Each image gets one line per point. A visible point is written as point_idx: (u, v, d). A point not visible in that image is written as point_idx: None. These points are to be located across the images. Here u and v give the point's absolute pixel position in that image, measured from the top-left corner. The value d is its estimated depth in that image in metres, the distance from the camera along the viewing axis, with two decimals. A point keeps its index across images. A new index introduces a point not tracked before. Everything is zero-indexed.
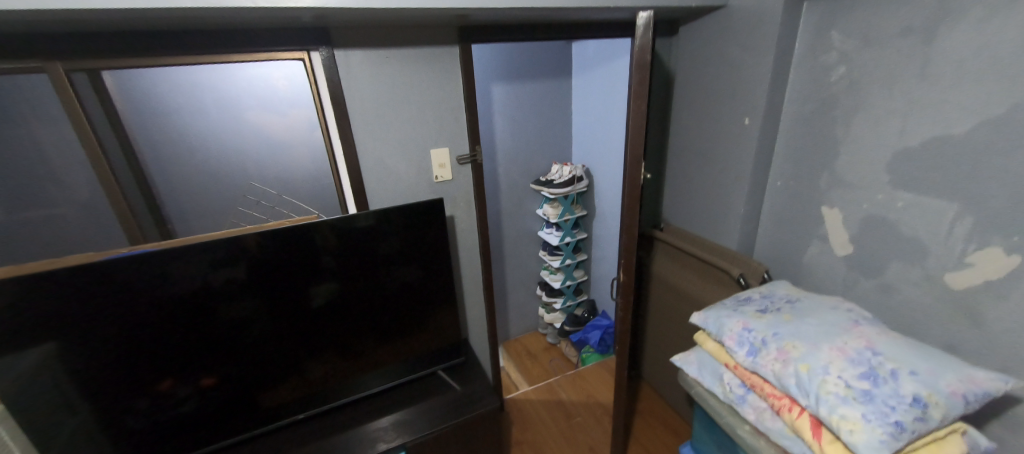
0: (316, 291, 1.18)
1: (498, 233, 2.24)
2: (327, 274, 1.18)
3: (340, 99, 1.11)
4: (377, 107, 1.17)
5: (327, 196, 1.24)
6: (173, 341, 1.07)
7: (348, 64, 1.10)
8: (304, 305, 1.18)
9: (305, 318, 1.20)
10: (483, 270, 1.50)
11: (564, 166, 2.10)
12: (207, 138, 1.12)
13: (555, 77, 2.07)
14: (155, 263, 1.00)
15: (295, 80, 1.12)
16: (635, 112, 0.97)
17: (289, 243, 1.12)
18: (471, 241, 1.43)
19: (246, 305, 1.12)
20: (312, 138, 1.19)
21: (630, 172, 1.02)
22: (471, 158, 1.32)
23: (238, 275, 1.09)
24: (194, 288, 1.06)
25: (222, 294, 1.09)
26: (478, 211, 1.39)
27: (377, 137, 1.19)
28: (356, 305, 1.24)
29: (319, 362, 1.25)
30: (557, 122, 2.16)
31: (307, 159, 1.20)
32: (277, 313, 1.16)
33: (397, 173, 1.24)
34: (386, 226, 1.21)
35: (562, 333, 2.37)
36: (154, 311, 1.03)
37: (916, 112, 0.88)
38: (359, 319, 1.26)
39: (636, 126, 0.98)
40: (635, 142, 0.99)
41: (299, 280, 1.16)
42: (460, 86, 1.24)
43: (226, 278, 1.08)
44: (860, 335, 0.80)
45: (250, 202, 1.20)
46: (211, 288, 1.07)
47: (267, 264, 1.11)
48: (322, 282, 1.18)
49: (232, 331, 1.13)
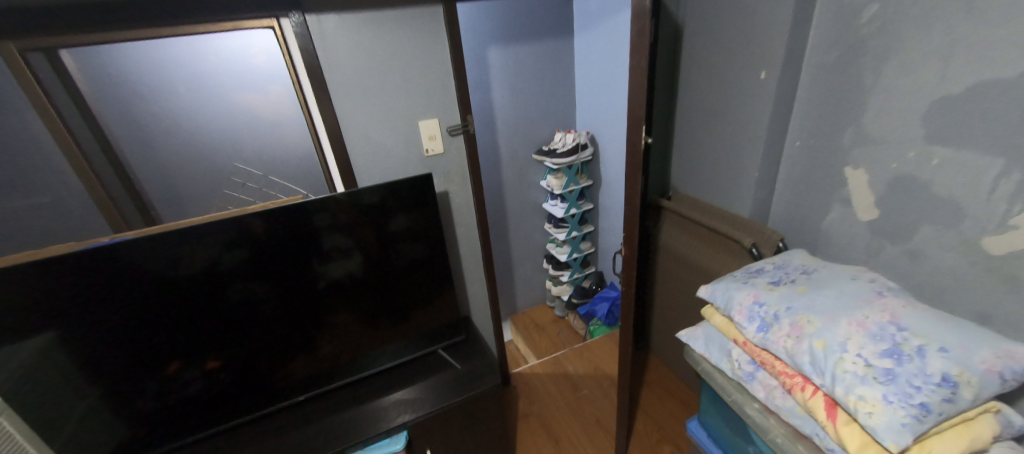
0: (323, 271, 1.16)
1: (500, 207, 2.18)
2: (334, 253, 1.15)
3: (317, 69, 1.03)
4: (357, 76, 1.08)
5: (313, 175, 1.20)
6: (178, 325, 1.07)
7: (320, 29, 1.01)
8: (311, 285, 1.16)
9: (313, 298, 1.18)
10: (482, 246, 1.44)
11: (567, 134, 2.00)
12: (182, 123, 1.08)
13: (554, 37, 1.92)
14: (149, 249, 0.98)
15: (266, 56, 1.08)
16: (633, 70, 0.87)
17: (282, 225, 1.08)
18: (468, 216, 1.37)
19: (252, 286, 1.11)
20: (291, 116, 1.15)
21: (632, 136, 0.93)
22: (462, 129, 1.23)
23: (241, 256, 1.07)
24: (199, 270, 1.04)
25: (227, 275, 1.07)
26: (473, 185, 1.32)
27: (360, 108, 1.12)
28: (363, 283, 1.22)
29: (329, 341, 1.25)
30: (558, 86, 2.03)
31: (289, 141, 1.17)
32: (286, 294, 1.15)
33: (385, 148, 1.18)
34: (389, 202, 1.17)
35: (569, 305, 2.35)
36: (160, 294, 1.03)
37: (959, 55, 0.77)
38: (367, 297, 1.24)
39: (636, 86, 0.88)
40: (636, 105, 0.90)
41: (305, 261, 1.13)
42: (446, 50, 1.14)
43: (231, 259, 1.06)
44: (884, 308, 0.73)
45: (236, 184, 1.16)
46: (215, 270, 1.06)
47: (261, 248, 1.08)
48: (329, 261, 1.16)
49: (239, 313, 1.12)
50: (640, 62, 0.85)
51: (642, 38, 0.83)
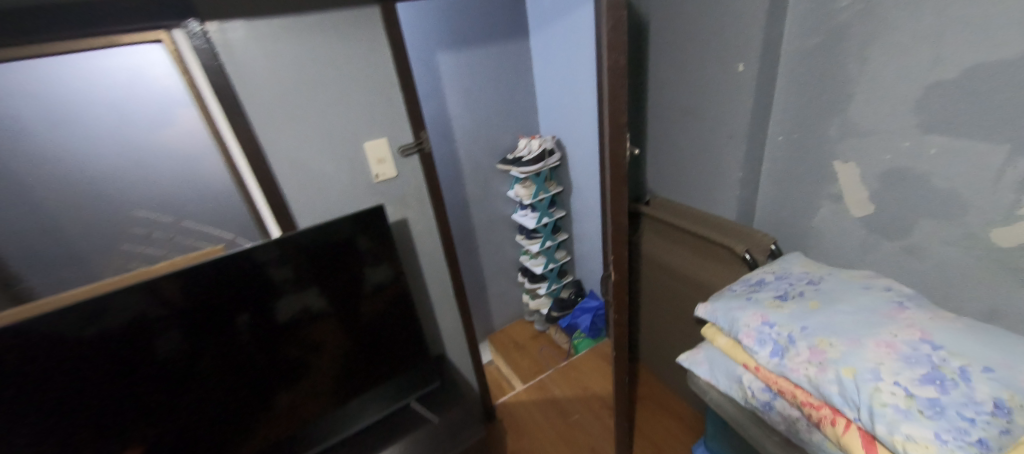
0: (276, 311, 0.96)
1: (467, 222, 2.03)
2: (287, 288, 0.96)
3: (226, 91, 0.82)
4: (281, 95, 0.89)
5: (239, 215, 0.98)
6: (76, 420, 0.82)
7: (226, 41, 0.81)
8: (263, 330, 0.95)
9: (267, 346, 0.97)
10: (452, 276, 1.26)
11: (532, 140, 1.88)
12: (40, 170, 0.81)
13: (509, 38, 1.80)
14: (25, 331, 0.74)
15: (156, 72, 0.84)
16: (609, 70, 0.75)
17: (213, 283, 0.87)
18: (432, 245, 1.19)
19: (184, 343, 0.87)
20: (201, 147, 0.91)
21: (613, 146, 0.81)
22: (416, 147, 1.06)
23: (164, 309, 0.84)
24: (106, 335, 0.80)
25: (146, 336, 0.83)
26: (435, 210, 1.14)
27: (288, 134, 0.92)
28: (327, 318, 1.03)
29: (293, 393, 1.04)
30: (518, 90, 1.91)
31: (202, 178, 0.93)
32: (231, 347, 0.92)
33: (324, 178, 0.98)
34: (348, 224, 0.98)
35: (549, 319, 2.23)
36: (50, 374, 0.77)
37: (953, 37, 0.70)
38: (334, 334, 1.05)
39: (614, 87, 0.76)
40: (616, 109, 0.78)
41: (252, 302, 0.92)
42: (388, 56, 0.97)
43: (152, 313, 0.83)
44: (910, 323, 0.65)
45: (139, 236, 0.93)
46: (129, 332, 0.82)
47: (187, 312, 0.86)
48: (282, 299, 0.96)
49: (162, 395, 0.88)
50: (617, 60, 0.74)
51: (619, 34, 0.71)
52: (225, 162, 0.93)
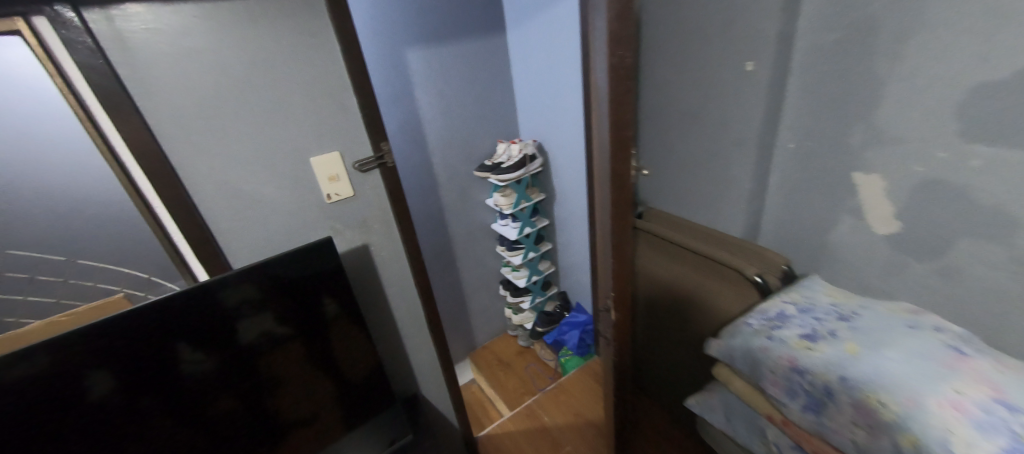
0: (234, 341, 0.76)
1: (444, 235, 1.87)
2: (244, 311, 0.76)
3: (117, 97, 0.63)
4: (198, 101, 0.69)
5: (152, 256, 0.77)
6: None
7: (122, 36, 0.61)
8: (220, 366, 0.75)
9: (226, 387, 0.77)
10: (424, 307, 1.09)
11: (512, 145, 1.73)
12: None
13: (485, 33, 1.64)
14: None
15: (25, 71, 0.60)
16: (610, 71, 0.61)
17: (142, 334, 0.67)
18: (400, 273, 1.03)
19: (112, 393, 0.67)
20: (90, 171, 0.67)
21: (615, 162, 0.68)
22: (376, 162, 0.89)
23: (81, 349, 0.63)
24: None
25: (59, 388, 0.63)
26: (402, 234, 0.98)
27: (212, 150, 0.72)
28: (299, 346, 0.84)
29: (266, 440, 0.85)
30: (496, 90, 1.75)
31: (93, 205, 0.70)
32: (177, 391, 0.72)
33: (261, 202, 0.80)
34: (315, 255, 0.81)
35: (535, 334, 2.09)
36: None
37: (1006, 30, 0.60)
38: (309, 364, 0.87)
39: (620, 92, 0.63)
40: (622, 118, 0.64)
41: (200, 332, 0.72)
42: (338, 53, 0.79)
43: (64, 356, 0.63)
44: (976, 376, 0.54)
45: (15, 282, 0.69)
46: (34, 384, 0.61)
47: (106, 373, 0.66)
48: (240, 324, 0.76)
49: None
50: (624, 57, 0.60)
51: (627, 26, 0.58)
52: (125, 187, 0.69)
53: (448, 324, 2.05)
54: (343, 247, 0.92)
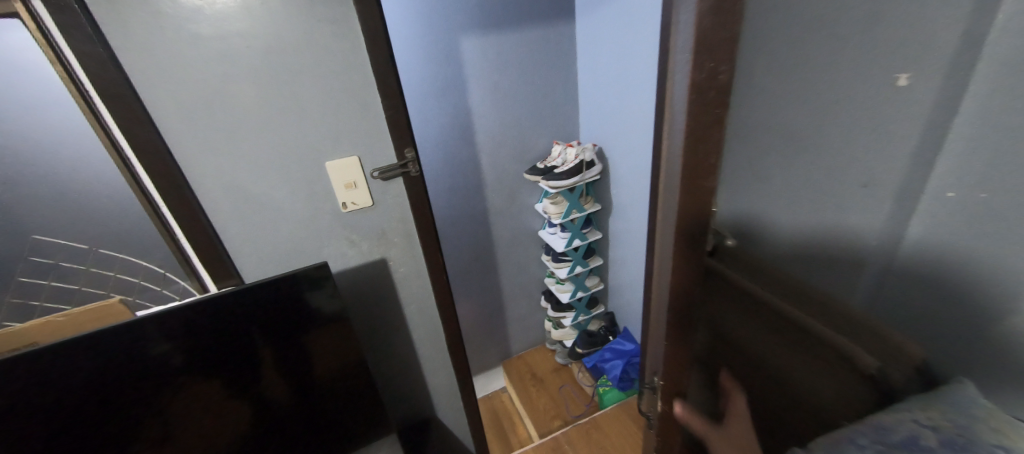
0: (293, 328, 0.73)
1: (486, 238, 1.75)
2: (308, 298, 0.72)
3: (119, 92, 0.58)
4: (204, 97, 0.62)
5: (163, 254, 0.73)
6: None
7: (124, 28, 0.56)
8: (277, 351, 0.72)
9: (284, 377, 0.75)
10: (446, 329, 0.99)
11: (568, 148, 1.55)
12: None
13: (550, 21, 1.46)
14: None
15: None
16: (690, 86, 0.42)
17: (210, 311, 0.65)
18: (421, 291, 0.93)
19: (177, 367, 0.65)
20: (91, 160, 0.64)
21: (688, 215, 0.48)
22: (400, 170, 0.78)
23: (161, 324, 0.63)
24: (87, 358, 0.60)
25: (135, 356, 0.62)
26: (424, 250, 0.88)
27: (221, 149, 0.66)
28: (350, 343, 0.79)
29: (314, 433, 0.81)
30: (557, 85, 1.58)
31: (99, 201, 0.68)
32: (241, 375, 0.70)
33: (272, 208, 0.73)
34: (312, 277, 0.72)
35: (574, 354, 1.92)
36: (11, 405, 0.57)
37: None
38: (358, 362, 0.81)
39: (705, 120, 0.43)
40: (701, 153, 0.45)
41: (270, 318, 0.70)
42: (362, 45, 0.69)
43: (142, 331, 0.62)
44: None
45: (40, 266, 0.70)
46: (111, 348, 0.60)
47: (175, 344, 0.64)
48: (301, 309, 0.72)
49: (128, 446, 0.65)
50: (715, 69, 0.41)
51: (731, 23, 0.40)
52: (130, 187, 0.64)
53: (483, 329, 1.96)
54: (358, 259, 0.84)
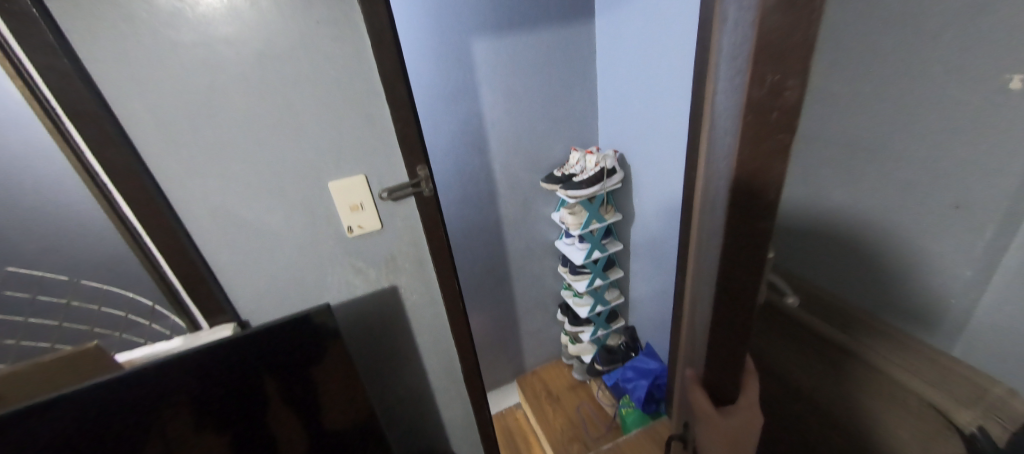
0: (286, 380, 0.63)
1: (500, 250, 1.66)
2: (304, 349, 0.63)
3: (87, 109, 0.50)
4: (186, 112, 0.55)
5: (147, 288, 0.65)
6: None
7: (90, 34, 0.48)
8: (269, 403, 0.63)
9: (298, 426, 0.67)
10: (462, 359, 0.90)
11: (588, 155, 1.45)
12: None
13: (569, 20, 1.37)
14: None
15: None
16: (746, 104, 0.33)
17: (191, 365, 0.56)
18: (434, 320, 0.84)
19: (155, 425, 0.57)
20: (59, 184, 0.56)
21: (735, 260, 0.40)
22: (411, 190, 0.70)
23: (160, 373, 0.55)
24: (69, 419, 0.52)
25: (106, 415, 0.54)
26: (438, 276, 0.79)
27: (207, 170, 0.58)
28: (353, 393, 0.70)
29: None
30: (575, 89, 1.48)
31: (61, 231, 0.59)
32: (227, 431, 0.61)
33: (268, 234, 0.65)
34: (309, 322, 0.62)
35: (592, 370, 1.82)
36: None
37: None
38: (360, 415, 0.72)
39: (765, 149, 0.34)
40: (756, 185, 0.36)
41: (279, 363, 0.62)
42: (368, 51, 0.60)
43: (118, 390, 0.53)
44: None
45: (12, 302, 0.60)
46: (82, 406, 0.52)
47: (154, 401, 0.56)
48: (297, 358, 0.63)
49: None
50: (782, 83, 0.31)
51: (810, 25, 0.30)
52: (107, 215, 0.56)
53: (497, 344, 1.87)
54: (364, 287, 0.75)
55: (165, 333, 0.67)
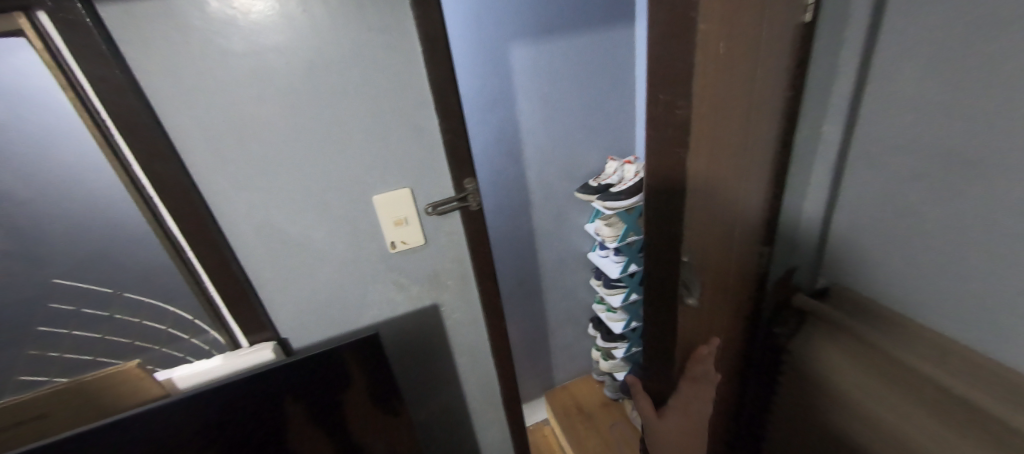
0: (330, 405, 0.62)
1: (532, 262, 1.61)
2: (349, 376, 0.61)
3: (137, 122, 0.48)
4: (236, 125, 0.53)
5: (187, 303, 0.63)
6: None
7: (143, 43, 0.47)
8: (313, 428, 0.62)
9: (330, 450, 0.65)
10: (503, 381, 0.86)
11: (626, 164, 1.39)
12: None
13: (609, 25, 1.32)
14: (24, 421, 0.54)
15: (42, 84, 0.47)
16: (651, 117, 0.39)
17: (240, 391, 0.55)
18: (475, 339, 0.80)
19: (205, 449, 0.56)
20: (105, 197, 0.54)
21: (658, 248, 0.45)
22: (457, 204, 0.66)
23: (211, 398, 0.54)
24: (129, 446, 0.52)
25: (161, 439, 0.54)
26: (481, 294, 0.75)
27: (253, 184, 0.56)
28: (394, 417, 0.69)
29: None
30: (613, 96, 1.43)
31: (108, 244, 0.57)
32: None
33: (311, 249, 0.62)
34: (355, 350, 0.60)
35: (626, 388, 1.74)
36: None
37: None
38: (400, 439, 0.71)
39: (663, 162, 0.39)
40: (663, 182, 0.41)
41: (314, 394, 0.60)
42: (420, 60, 0.57)
43: (171, 415, 0.53)
44: None
45: (61, 313, 0.59)
46: (137, 430, 0.52)
47: (205, 425, 0.55)
48: (343, 384, 0.61)
49: None
50: (674, 103, 0.36)
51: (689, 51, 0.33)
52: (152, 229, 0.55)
53: (526, 358, 1.81)
54: (406, 305, 0.72)
55: (204, 349, 0.65)
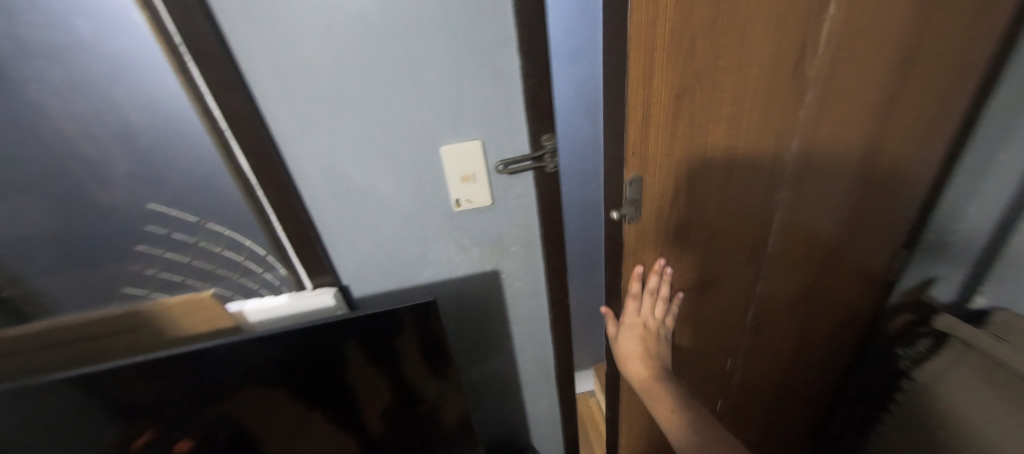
0: (387, 358, 0.61)
1: None
2: (406, 334, 0.60)
3: (206, 49, 0.45)
4: (303, 58, 0.48)
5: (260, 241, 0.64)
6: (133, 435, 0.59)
7: None
8: (370, 376, 0.63)
9: (388, 399, 0.66)
10: (558, 356, 0.81)
11: None
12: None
13: None
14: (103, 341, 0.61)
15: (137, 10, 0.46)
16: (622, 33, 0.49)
17: (305, 334, 0.56)
18: (535, 310, 0.75)
19: (274, 381, 0.59)
20: (188, 129, 0.54)
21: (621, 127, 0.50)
22: (531, 163, 0.58)
23: (280, 338, 0.55)
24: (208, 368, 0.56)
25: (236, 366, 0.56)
26: (547, 265, 0.68)
27: (320, 125, 0.53)
28: (447, 378, 0.67)
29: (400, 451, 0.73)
30: None
31: (195, 176, 0.58)
32: (331, 394, 0.62)
33: (376, 198, 0.59)
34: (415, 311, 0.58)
35: None
36: (133, 390, 0.55)
37: None
38: (449, 399, 0.70)
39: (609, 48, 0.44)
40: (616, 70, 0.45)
41: (373, 345, 0.59)
42: None
43: (244, 348, 0.55)
44: None
45: (155, 236, 0.62)
46: (216, 356, 0.55)
47: (273, 359, 0.57)
48: (400, 341, 0.60)
49: (230, 435, 0.63)
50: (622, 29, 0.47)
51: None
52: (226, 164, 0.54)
53: (580, 328, 1.76)
54: (466, 267, 0.68)
55: (275, 284, 0.67)
